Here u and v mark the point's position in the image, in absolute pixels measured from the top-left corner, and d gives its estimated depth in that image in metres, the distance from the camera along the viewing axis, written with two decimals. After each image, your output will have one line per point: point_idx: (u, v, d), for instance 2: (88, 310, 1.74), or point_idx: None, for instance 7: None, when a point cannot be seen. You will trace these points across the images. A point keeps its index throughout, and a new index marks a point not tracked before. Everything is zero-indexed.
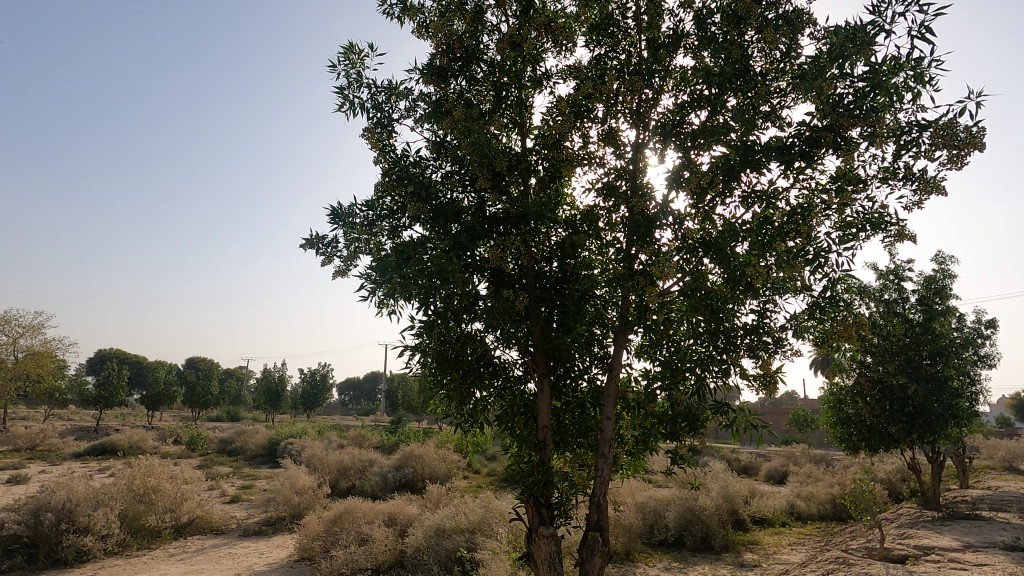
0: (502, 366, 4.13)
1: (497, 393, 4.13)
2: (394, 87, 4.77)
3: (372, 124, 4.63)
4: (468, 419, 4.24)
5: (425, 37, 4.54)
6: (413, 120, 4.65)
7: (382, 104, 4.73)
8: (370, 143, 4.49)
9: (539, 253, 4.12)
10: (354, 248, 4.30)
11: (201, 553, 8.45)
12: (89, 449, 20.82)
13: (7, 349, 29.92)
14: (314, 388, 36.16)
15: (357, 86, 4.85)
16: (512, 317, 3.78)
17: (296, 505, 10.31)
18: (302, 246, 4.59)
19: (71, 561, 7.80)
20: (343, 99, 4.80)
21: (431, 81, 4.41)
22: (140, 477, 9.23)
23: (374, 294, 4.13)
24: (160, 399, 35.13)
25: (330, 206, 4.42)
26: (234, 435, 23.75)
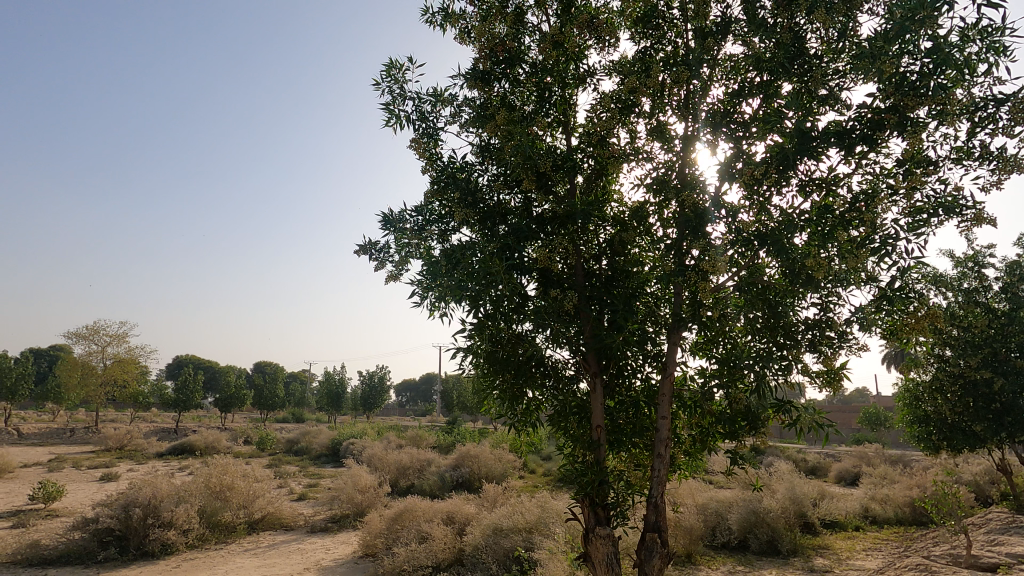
0: (553, 366, 4.11)
1: (549, 394, 4.14)
2: (438, 95, 4.85)
3: (419, 134, 4.72)
4: (521, 418, 4.27)
5: (467, 43, 4.60)
6: (458, 125, 4.72)
7: (427, 112, 4.82)
8: (417, 152, 4.58)
9: (589, 252, 4.08)
10: (406, 256, 4.40)
11: (272, 548, 8.87)
12: (171, 449, 22.31)
13: (97, 357, 32.64)
14: (372, 390, 37.23)
15: (402, 99, 4.97)
16: (562, 317, 3.78)
17: (359, 503, 10.64)
18: (355, 254, 4.74)
19: (158, 553, 8.37)
20: (390, 112, 4.93)
21: (475, 86, 4.46)
22: (216, 475, 9.80)
23: (425, 298, 4.23)
24: (232, 402, 37.12)
25: (381, 214, 4.52)
26: (299, 436, 24.83)
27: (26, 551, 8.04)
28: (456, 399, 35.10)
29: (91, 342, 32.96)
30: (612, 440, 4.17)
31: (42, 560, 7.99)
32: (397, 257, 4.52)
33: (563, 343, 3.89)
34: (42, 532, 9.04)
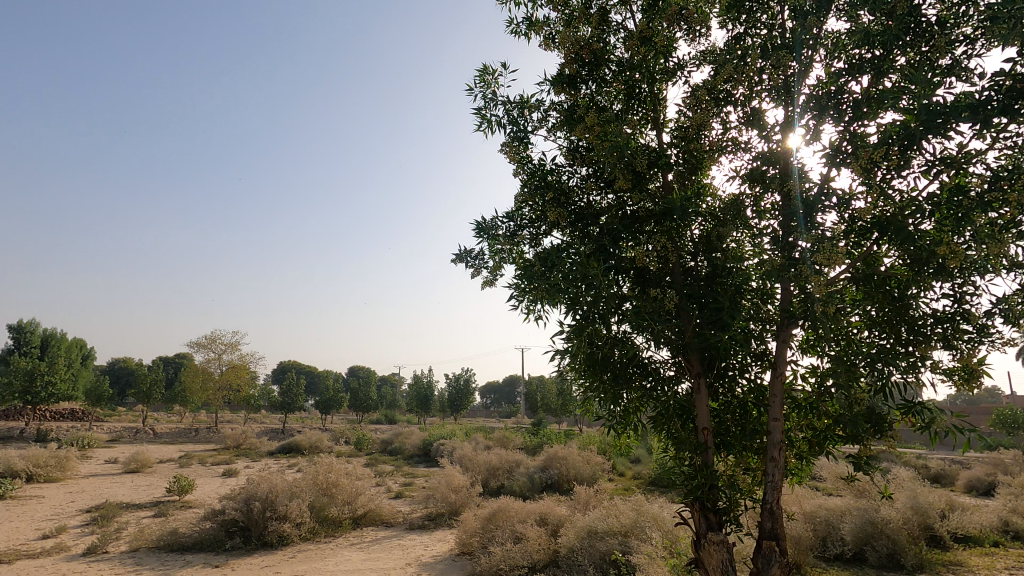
0: (653, 367, 4.04)
1: (649, 396, 4.08)
2: (526, 101, 4.93)
3: (509, 139, 4.80)
4: (621, 420, 4.23)
5: (552, 48, 4.62)
6: (546, 129, 4.77)
7: (516, 119, 4.91)
8: (508, 157, 4.66)
9: (686, 250, 3.96)
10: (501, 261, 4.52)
11: (376, 543, 9.36)
12: (280, 448, 24.14)
13: (215, 364, 36.03)
14: (459, 392, 38.20)
15: (493, 105, 5.08)
16: (662, 317, 3.70)
17: (453, 502, 10.98)
18: (453, 262, 4.94)
19: (276, 543, 9.10)
20: (480, 120, 5.06)
21: (562, 90, 4.49)
22: (322, 473, 10.50)
23: (520, 302, 4.31)
24: (331, 404, 39.54)
25: (476, 221, 4.67)
26: (393, 437, 25.97)
27: (168, 538, 9.03)
28: (541, 401, 35.22)
29: (209, 350, 36.42)
30: (719, 444, 4.03)
31: (181, 547, 8.94)
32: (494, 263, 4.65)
33: (663, 344, 3.81)
34: (180, 522, 10.12)
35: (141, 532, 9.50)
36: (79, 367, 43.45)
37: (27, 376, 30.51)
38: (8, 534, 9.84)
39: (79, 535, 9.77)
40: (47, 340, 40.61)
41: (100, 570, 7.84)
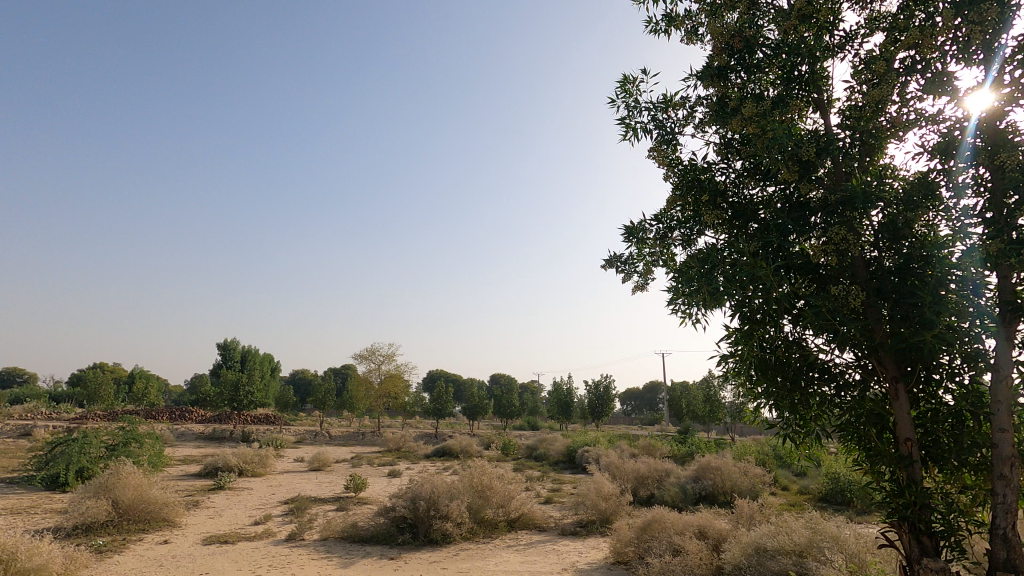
0: (834, 371, 3.73)
1: (831, 403, 3.77)
2: (669, 101, 5.27)
3: (658, 141, 5.24)
4: (800, 430, 3.93)
5: (697, 40, 4.52)
6: (693, 125, 5.07)
7: (661, 121, 5.24)
8: (657, 162, 5.13)
9: (866, 241, 3.58)
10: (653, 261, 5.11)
11: (531, 547, 9.63)
12: (435, 451, 25.89)
13: (375, 373, 39.87)
14: (599, 399, 37.86)
15: (636, 110, 5.31)
16: (846, 315, 3.39)
17: (604, 510, 10.92)
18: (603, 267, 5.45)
19: (441, 541, 9.77)
20: (626, 127, 5.43)
21: (712, 83, 4.41)
22: (477, 476, 10.95)
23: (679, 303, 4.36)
24: (477, 411, 41.51)
25: (625, 226, 5.26)
26: (537, 443, 26.52)
27: (350, 530, 10.15)
28: (686, 408, 33.64)
29: (370, 361, 40.37)
30: (926, 457, 3.58)
31: (361, 539, 9.99)
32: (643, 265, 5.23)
33: (849, 345, 3.48)
34: (358, 516, 11.32)
35: (328, 523, 10.78)
36: (269, 379, 50.68)
37: (233, 387, 36.42)
38: (229, 519, 11.78)
39: (281, 523, 11.37)
40: (246, 356, 47.95)
41: (300, 555, 9.05)
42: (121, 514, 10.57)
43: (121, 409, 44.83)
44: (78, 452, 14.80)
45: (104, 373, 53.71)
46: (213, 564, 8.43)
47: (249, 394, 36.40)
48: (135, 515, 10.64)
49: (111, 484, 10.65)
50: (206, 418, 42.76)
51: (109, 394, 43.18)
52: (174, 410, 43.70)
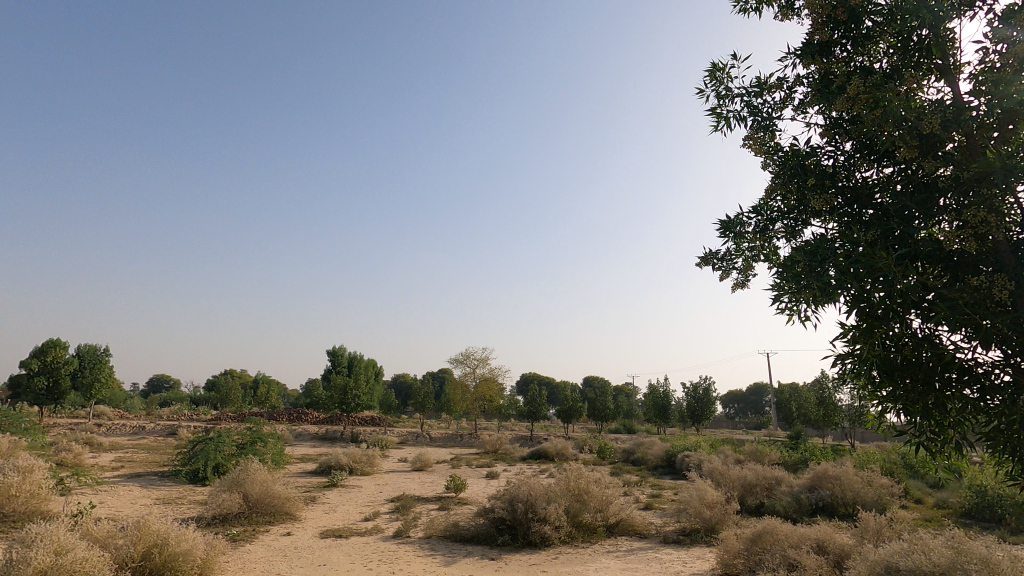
0: (976, 372, 3.31)
1: (974, 407, 3.35)
2: (764, 83, 5.00)
3: (754, 128, 4.99)
4: (935, 439, 3.53)
5: (793, 17, 4.24)
6: (792, 108, 4.78)
7: (756, 106, 5.00)
8: (753, 150, 4.91)
9: (1010, 222, 3.16)
10: (754, 256, 4.87)
11: (632, 554, 9.40)
12: (531, 454, 26.10)
13: (471, 377, 40.98)
14: (699, 402, 36.24)
15: (729, 98, 5.14)
16: (988, 307, 3.01)
17: (708, 518, 10.42)
18: (699, 266, 5.29)
19: (540, 543, 9.82)
20: (718, 116, 5.22)
21: (812, 62, 4.13)
22: (573, 479, 10.82)
23: (785, 300, 4.13)
24: (571, 414, 41.31)
25: (720, 221, 5.07)
26: (635, 446, 25.88)
27: (452, 529, 10.48)
28: (798, 411, 31.28)
29: (465, 365, 41.56)
30: None
31: (462, 538, 10.28)
32: (743, 260, 5.00)
33: (994, 342, 3.07)
34: (459, 516, 11.66)
35: (431, 522, 11.21)
36: (373, 382, 53.73)
37: (342, 391, 39.01)
38: (343, 514, 12.62)
39: (388, 520, 11.98)
40: (352, 362, 51.20)
41: (406, 551, 9.48)
42: (251, 506, 11.67)
43: (248, 411, 49.59)
44: (214, 450, 16.55)
45: (233, 378, 59.72)
46: (329, 556, 9.05)
47: (356, 397, 38.82)
48: (263, 508, 11.70)
49: (241, 479, 11.79)
50: (320, 420, 46.16)
51: (238, 397, 47.95)
52: (292, 412, 47.60)
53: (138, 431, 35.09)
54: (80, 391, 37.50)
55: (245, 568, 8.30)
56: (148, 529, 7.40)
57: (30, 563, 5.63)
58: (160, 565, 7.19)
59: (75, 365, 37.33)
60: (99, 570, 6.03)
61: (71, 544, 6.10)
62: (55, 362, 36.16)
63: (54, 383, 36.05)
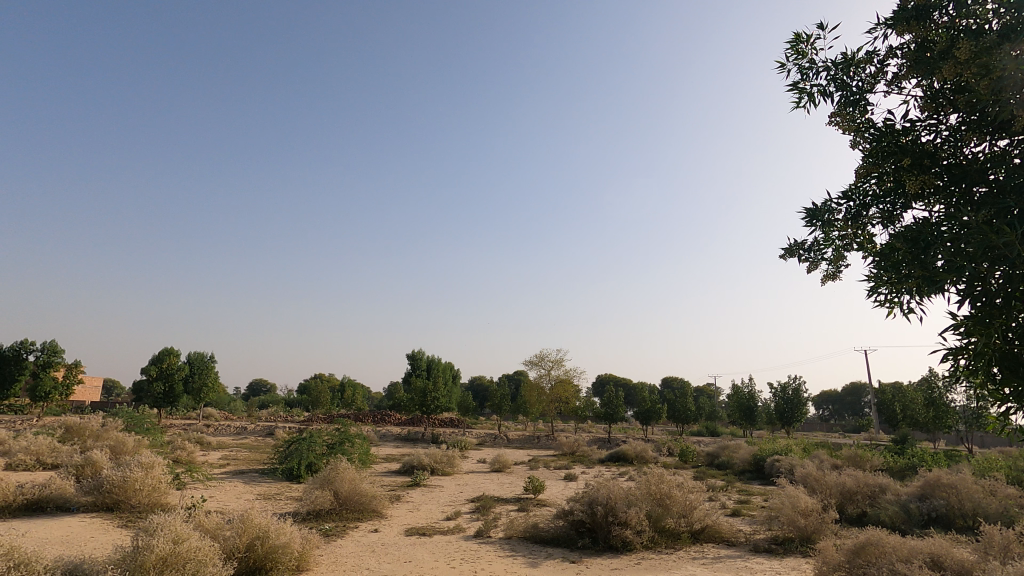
0: None
1: None
2: (853, 58, 4.66)
3: (841, 106, 4.65)
4: None
5: None
6: (886, 82, 4.43)
7: (844, 82, 4.65)
8: (841, 130, 4.60)
9: None
10: (846, 245, 4.53)
11: (720, 561, 9.03)
12: (610, 456, 25.71)
13: (546, 378, 41.05)
14: (789, 404, 34.16)
15: (813, 75, 4.85)
16: None
17: (803, 527, 9.80)
18: (783, 258, 5.02)
19: (622, 548, 9.64)
20: (800, 95, 4.99)
21: (908, 29, 3.82)
22: (655, 483, 10.52)
23: (882, 291, 3.83)
24: (650, 416, 40.29)
25: (806, 209, 4.78)
26: (719, 450, 24.82)
27: (532, 531, 10.53)
28: (903, 413, 28.72)
29: (540, 367, 41.65)
30: None
31: (543, 540, 10.31)
32: (833, 250, 4.68)
33: None
34: (539, 517, 11.69)
35: (512, 522, 11.31)
36: (451, 384, 55.07)
37: (422, 393, 40.29)
38: (426, 513, 13.02)
39: (470, 520, 12.22)
40: (430, 365, 52.74)
41: (488, 551, 9.62)
42: (341, 503, 12.30)
43: (337, 413, 52.38)
44: (307, 449, 17.62)
45: (322, 381, 63.33)
46: (414, 554, 9.36)
47: (435, 399, 39.95)
48: (352, 505, 12.31)
49: (332, 477, 12.46)
50: (402, 421, 47.91)
51: (326, 399, 50.77)
52: (377, 414, 49.77)
53: (241, 431, 38.05)
54: (192, 394, 41.18)
55: (337, 562, 8.76)
56: (251, 522, 7.98)
57: (153, 550, 6.23)
58: (263, 556, 7.73)
59: (186, 371, 41.06)
60: (211, 559, 6.57)
61: (186, 534, 6.70)
62: (170, 369, 39.99)
63: (170, 387, 39.85)
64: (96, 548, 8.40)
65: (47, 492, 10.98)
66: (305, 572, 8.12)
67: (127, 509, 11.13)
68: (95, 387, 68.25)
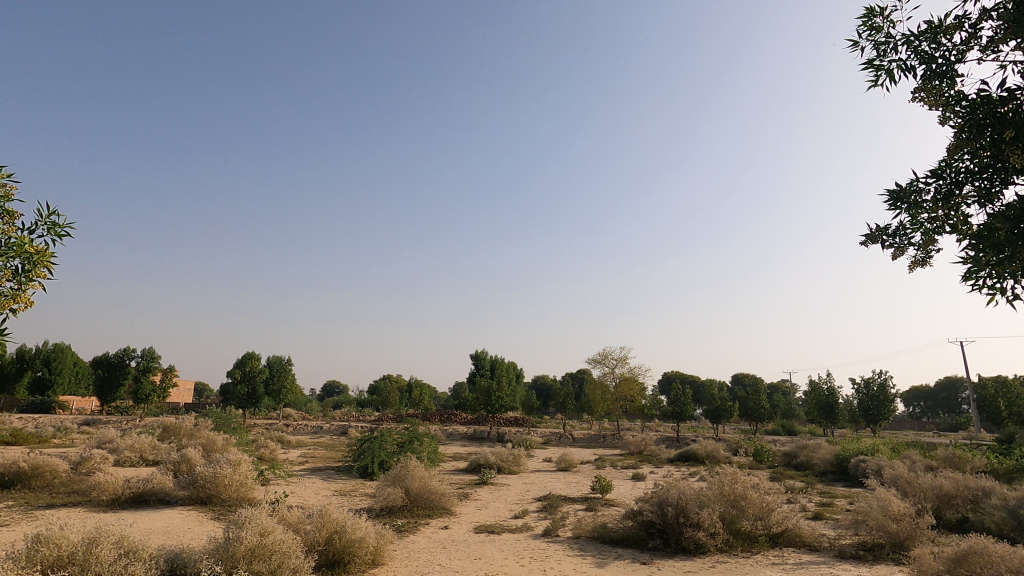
0: None
1: None
2: (939, 26, 4.29)
3: (926, 79, 4.31)
4: None
5: None
6: (979, 49, 4.07)
7: (929, 53, 4.31)
8: (928, 104, 4.28)
9: None
10: (936, 228, 4.18)
11: (802, 567, 8.58)
12: (679, 456, 25.03)
13: (610, 377, 40.66)
14: (874, 400, 31.96)
15: (890, 49, 4.56)
16: None
17: (895, 533, 9.13)
18: (864, 245, 4.71)
19: (695, 550, 9.37)
20: (878, 69, 4.67)
21: None
22: (728, 484, 10.11)
23: (980, 276, 3.55)
24: (720, 414, 38.87)
25: (889, 191, 4.46)
26: (797, 450, 23.57)
27: (600, 531, 10.44)
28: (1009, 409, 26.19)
29: (604, 364, 41.23)
30: None
31: (611, 540, 10.19)
32: (922, 234, 4.33)
33: None
34: (607, 518, 11.55)
35: (580, 522, 11.25)
36: (514, 383, 55.46)
37: (486, 393, 40.82)
38: (494, 511, 13.17)
39: (537, 519, 12.24)
40: (494, 365, 53.33)
41: (557, 550, 9.61)
42: (412, 500, 12.66)
43: (405, 412, 54.02)
44: (378, 448, 18.29)
45: (390, 382, 65.51)
46: (485, 551, 9.49)
47: (499, 399, 40.30)
48: (422, 502, 12.62)
49: (403, 475, 12.88)
50: (468, 421, 48.75)
51: (395, 399, 52.44)
52: (443, 413, 50.89)
53: (318, 430, 40.00)
54: (273, 395, 43.72)
55: (411, 557, 9.03)
56: (329, 517, 8.39)
57: (242, 542, 6.66)
58: (341, 549, 8.08)
59: (266, 374, 43.62)
60: (294, 551, 6.93)
61: (271, 527, 7.12)
62: (252, 371, 42.70)
63: (252, 389, 42.50)
64: (193, 539, 9.06)
65: (149, 485, 11.97)
66: (380, 565, 8.40)
67: (219, 502, 11.94)
68: (188, 389, 73.89)
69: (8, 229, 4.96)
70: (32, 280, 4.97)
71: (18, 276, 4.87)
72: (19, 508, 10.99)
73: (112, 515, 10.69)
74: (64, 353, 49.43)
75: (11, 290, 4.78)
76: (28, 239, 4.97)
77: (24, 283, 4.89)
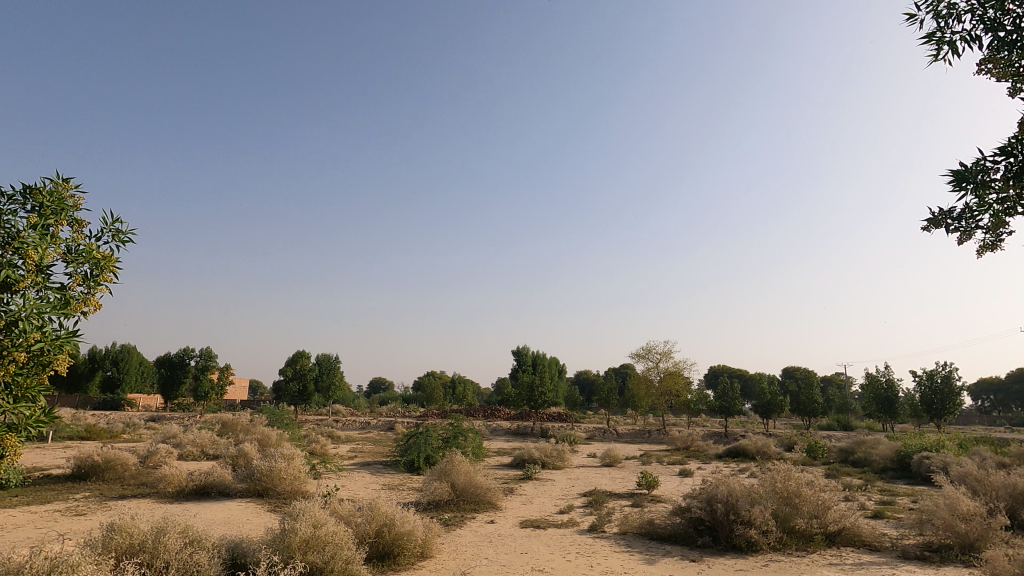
0: None
1: None
2: None
3: (995, 51, 4.03)
4: None
5: None
6: None
7: (997, 22, 4.03)
8: (996, 77, 4.01)
9: None
10: (1007, 209, 3.93)
11: (861, 568, 8.22)
12: (727, 452, 24.43)
13: (654, 371, 40.08)
14: (938, 393, 30.27)
15: (955, 19, 4.28)
16: None
17: (963, 534, 8.66)
18: (926, 230, 4.47)
19: (746, 548, 9.15)
20: (939, 42, 4.42)
21: None
22: (781, 480, 9.70)
23: None
24: (771, 408, 37.54)
25: (953, 172, 4.20)
26: (855, 446, 22.59)
27: (647, 527, 10.31)
28: None
29: (648, 359, 40.64)
30: None
31: (659, 537, 10.05)
32: (991, 217, 4.07)
33: None
34: (654, 514, 11.39)
35: (626, 518, 11.14)
36: (557, 379, 55.35)
37: (529, 388, 40.88)
38: (539, 506, 13.21)
39: (583, 514, 12.19)
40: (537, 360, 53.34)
41: (603, 546, 9.54)
42: (458, 494, 12.83)
43: (450, 408, 54.82)
44: (424, 443, 18.62)
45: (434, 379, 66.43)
46: (531, 546, 9.53)
47: (543, 394, 40.28)
48: (468, 496, 12.78)
49: (448, 470, 13.06)
50: (512, 416, 49.02)
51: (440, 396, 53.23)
52: (487, 409, 51.34)
53: (366, 426, 41.04)
54: (322, 391, 45.13)
55: (458, 550, 9.15)
56: (379, 510, 8.60)
57: (297, 533, 6.92)
58: (390, 542, 8.29)
59: (317, 372, 45.06)
60: (346, 543, 7.14)
61: (324, 519, 7.37)
62: (303, 370, 44.18)
63: (303, 386, 43.98)
64: (251, 530, 9.49)
65: (210, 479, 12.56)
66: (428, 558, 8.57)
67: (274, 494, 12.43)
68: (244, 387, 77.24)
69: (77, 236, 5.28)
70: (100, 284, 5.27)
71: (88, 281, 5.18)
72: (95, 499, 11.75)
73: (177, 506, 11.30)
74: (130, 354, 52.46)
75: (82, 293, 5.09)
76: (96, 245, 5.29)
77: (93, 287, 5.20)
